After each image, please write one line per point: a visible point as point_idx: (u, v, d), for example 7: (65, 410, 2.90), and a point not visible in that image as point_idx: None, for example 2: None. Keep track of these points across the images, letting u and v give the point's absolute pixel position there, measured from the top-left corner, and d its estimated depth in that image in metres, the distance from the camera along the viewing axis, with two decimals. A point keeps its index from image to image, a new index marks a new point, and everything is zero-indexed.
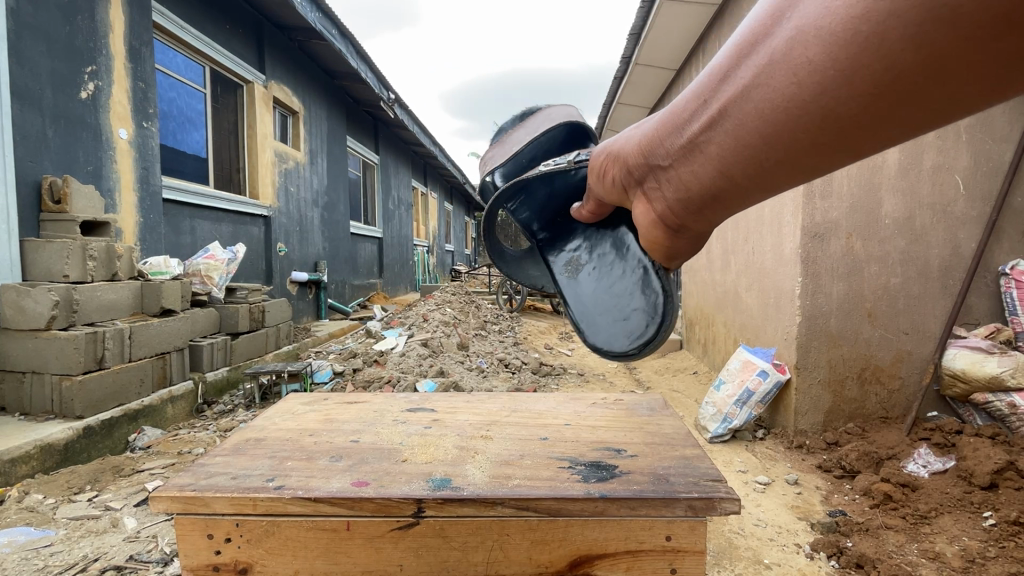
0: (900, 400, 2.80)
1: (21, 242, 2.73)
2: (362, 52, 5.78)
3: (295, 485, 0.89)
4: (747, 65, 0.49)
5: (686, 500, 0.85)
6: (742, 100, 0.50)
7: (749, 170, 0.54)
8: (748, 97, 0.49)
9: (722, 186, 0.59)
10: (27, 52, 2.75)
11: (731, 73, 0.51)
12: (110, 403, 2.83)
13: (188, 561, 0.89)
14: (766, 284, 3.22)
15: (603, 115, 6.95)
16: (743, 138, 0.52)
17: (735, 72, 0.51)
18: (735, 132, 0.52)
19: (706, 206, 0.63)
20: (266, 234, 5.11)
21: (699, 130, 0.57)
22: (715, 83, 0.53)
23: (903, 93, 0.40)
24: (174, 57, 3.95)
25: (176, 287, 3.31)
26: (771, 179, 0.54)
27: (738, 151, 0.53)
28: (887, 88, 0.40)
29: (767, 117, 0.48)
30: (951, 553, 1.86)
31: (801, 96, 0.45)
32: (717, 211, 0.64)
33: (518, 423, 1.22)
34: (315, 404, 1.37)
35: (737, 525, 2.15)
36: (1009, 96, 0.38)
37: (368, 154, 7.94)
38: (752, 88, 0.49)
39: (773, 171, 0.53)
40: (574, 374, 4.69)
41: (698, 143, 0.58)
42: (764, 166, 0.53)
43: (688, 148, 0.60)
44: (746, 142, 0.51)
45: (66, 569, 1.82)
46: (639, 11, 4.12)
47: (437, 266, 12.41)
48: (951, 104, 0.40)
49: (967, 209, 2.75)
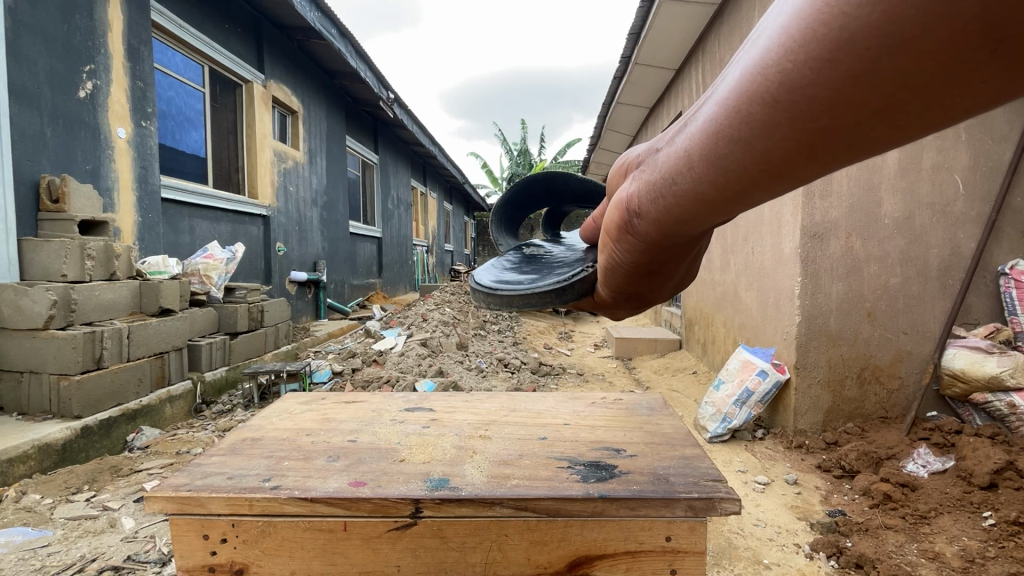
0: (899, 400, 2.80)
1: (19, 241, 2.72)
2: (361, 51, 5.76)
3: (291, 486, 0.88)
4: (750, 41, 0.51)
5: (686, 500, 0.84)
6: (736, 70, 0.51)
7: (709, 152, 0.53)
8: (736, 68, 0.51)
9: (679, 176, 0.59)
10: (25, 51, 2.74)
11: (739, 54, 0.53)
12: (108, 403, 2.82)
13: (183, 562, 0.88)
14: (765, 283, 3.22)
15: (602, 115, 6.95)
16: (713, 112, 0.52)
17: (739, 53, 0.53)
18: (710, 108, 0.53)
19: (664, 198, 0.62)
20: (265, 234, 5.10)
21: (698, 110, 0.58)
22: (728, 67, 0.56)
23: (844, 64, 0.39)
24: (173, 56, 3.94)
25: (174, 287, 3.30)
26: (723, 172, 0.53)
27: (706, 128, 0.53)
28: (834, 53, 0.39)
29: (737, 85, 0.49)
30: (951, 553, 1.85)
31: (765, 61, 0.45)
32: (675, 212, 0.62)
33: (516, 422, 1.21)
34: (312, 404, 1.36)
35: (736, 526, 2.14)
36: (943, 99, 0.37)
37: (367, 153, 7.93)
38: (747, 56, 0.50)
39: (727, 156, 0.52)
40: (574, 374, 4.69)
41: (690, 123, 0.59)
42: (721, 149, 0.52)
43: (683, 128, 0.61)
44: (714, 115, 0.52)
45: (63, 569, 1.81)
46: (639, 11, 4.12)
47: (436, 266, 12.42)
48: (899, 93, 0.38)
49: (966, 209, 2.75)
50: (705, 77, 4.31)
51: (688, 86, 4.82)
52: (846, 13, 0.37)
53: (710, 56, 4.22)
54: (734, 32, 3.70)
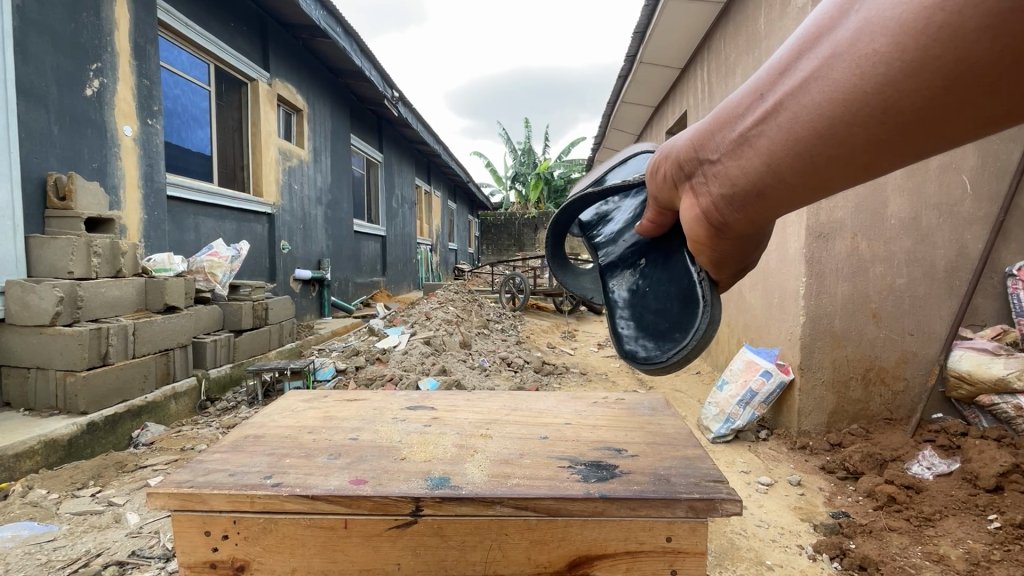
0: (904, 402, 2.78)
1: (26, 238, 2.74)
2: (366, 50, 5.75)
3: (292, 483, 0.88)
4: (811, 58, 0.50)
5: (687, 501, 0.84)
6: (804, 89, 0.50)
7: (800, 171, 0.54)
8: (807, 89, 0.50)
9: (755, 194, 0.59)
10: (33, 49, 2.76)
11: (793, 68, 0.52)
12: (115, 399, 2.84)
13: (185, 558, 0.88)
14: (770, 284, 3.19)
15: (607, 113, 6.93)
16: (791, 138, 0.52)
17: (796, 67, 0.51)
18: (789, 130, 0.52)
19: (743, 208, 0.61)
20: (269, 232, 5.12)
21: (753, 122, 0.57)
22: (774, 78, 0.54)
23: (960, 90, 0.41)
24: (179, 55, 3.96)
25: (179, 284, 3.32)
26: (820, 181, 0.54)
27: (788, 147, 0.53)
28: (948, 80, 0.41)
29: (824, 109, 0.49)
30: (955, 556, 1.84)
31: (858, 90, 0.46)
32: (753, 219, 0.62)
33: (517, 422, 1.20)
34: (314, 401, 1.37)
35: (739, 527, 2.14)
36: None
37: (372, 152, 7.94)
38: (814, 79, 0.49)
39: (821, 171, 0.53)
40: (576, 374, 4.67)
41: (747, 139, 0.58)
42: (816, 164, 0.52)
43: (736, 145, 0.60)
44: (798, 136, 0.52)
45: (68, 564, 1.83)
46: (643, 10, 4.09)
47: (439, 265, 12.43)
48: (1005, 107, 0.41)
49: (974, 210, 2.72)
50: (711, 76, 4.29)
51: (693, 85, 4.80)
52: (969, 42, 0.39)
53: (715, 55, 4.20)
54: (739, 30, 3.68)
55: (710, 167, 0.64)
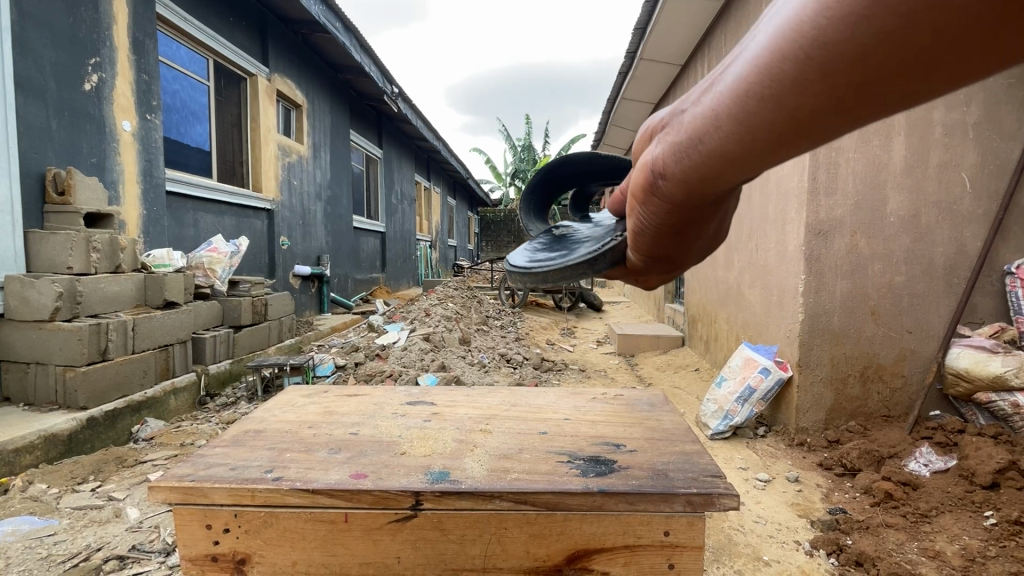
0: (901, 399, 2.79)
1: (25, 233, 2.73)
2: (365, 45, 5.73)
3: (293, 477, 0.89)
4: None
5: (685, 495, 0.84)
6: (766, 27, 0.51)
7: (735, 108, 0.53)
8: (766, 24, 0.51)
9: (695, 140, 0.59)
10: (31, 43, 2.75)
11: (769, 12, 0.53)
12: (114, 394, 2.85)
13: (188, 551, 0.89)
14: (768, 280, 3.20)
15: (608, 110, 6.92)
16: (745, 69, 0.52)
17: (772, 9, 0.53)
18: (738, 64, 0.53)
19: (683, 157, 0.60)
20: (269, 228, 5.12)
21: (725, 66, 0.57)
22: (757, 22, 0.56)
23: (881, 19, 0.40)
24: (177, 49, 3.94)
25: (178, 280, 3.32)
26: (749, 128, 0.52)
27: (732, 82, 0.53)
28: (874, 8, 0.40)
29: (768, 40, 0.48)
30: (951, 552, 1.85)
31: (801, 14, 0.45)
32: (690, 175, 0.61)
33: (517, 418, 1.21)
34: (315, 396, 1.37)
35: (737, 522, 2.15)
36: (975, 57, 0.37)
37: (372, 148, 7.93)
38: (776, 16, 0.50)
39: (754, 114, 0.51)
40: (575, 371, 4.69)
41: (712, 84, 0.59)
42: (749, 104, 0.51)
43: (705, 91, 0.60)
44: (741, 72, 0.52)
45: (69, 558, 1.84)
46: (644, 6, 4.08)
47: (438, 262, 12.43)
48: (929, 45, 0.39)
49: (973, 208, 2.72)
50: None
51: (693, 82, 4.79)
52: None
53: (716, 51, 4.19)
54: (740, 27, 3.67)
55: (678, 116, 0.65)
